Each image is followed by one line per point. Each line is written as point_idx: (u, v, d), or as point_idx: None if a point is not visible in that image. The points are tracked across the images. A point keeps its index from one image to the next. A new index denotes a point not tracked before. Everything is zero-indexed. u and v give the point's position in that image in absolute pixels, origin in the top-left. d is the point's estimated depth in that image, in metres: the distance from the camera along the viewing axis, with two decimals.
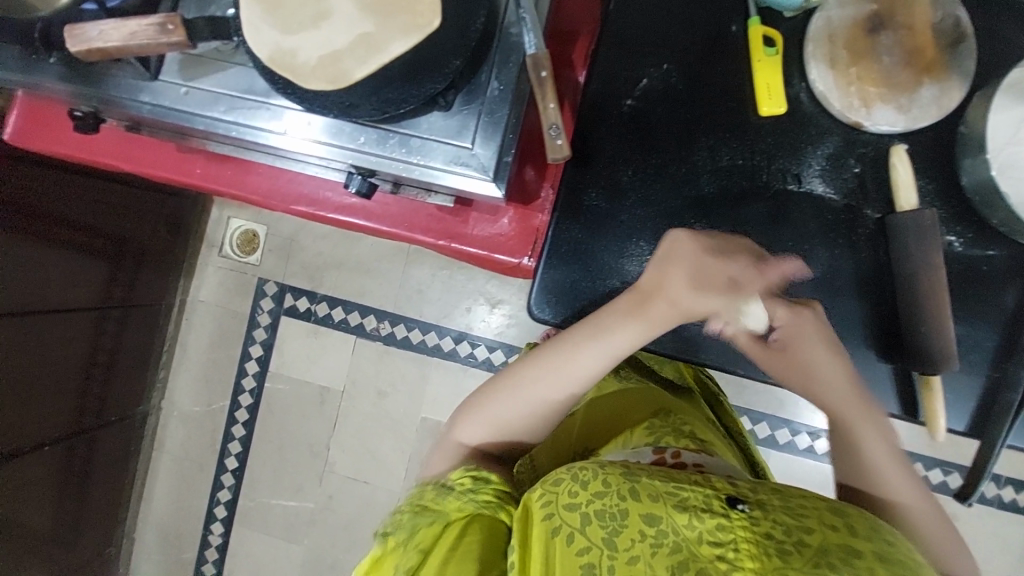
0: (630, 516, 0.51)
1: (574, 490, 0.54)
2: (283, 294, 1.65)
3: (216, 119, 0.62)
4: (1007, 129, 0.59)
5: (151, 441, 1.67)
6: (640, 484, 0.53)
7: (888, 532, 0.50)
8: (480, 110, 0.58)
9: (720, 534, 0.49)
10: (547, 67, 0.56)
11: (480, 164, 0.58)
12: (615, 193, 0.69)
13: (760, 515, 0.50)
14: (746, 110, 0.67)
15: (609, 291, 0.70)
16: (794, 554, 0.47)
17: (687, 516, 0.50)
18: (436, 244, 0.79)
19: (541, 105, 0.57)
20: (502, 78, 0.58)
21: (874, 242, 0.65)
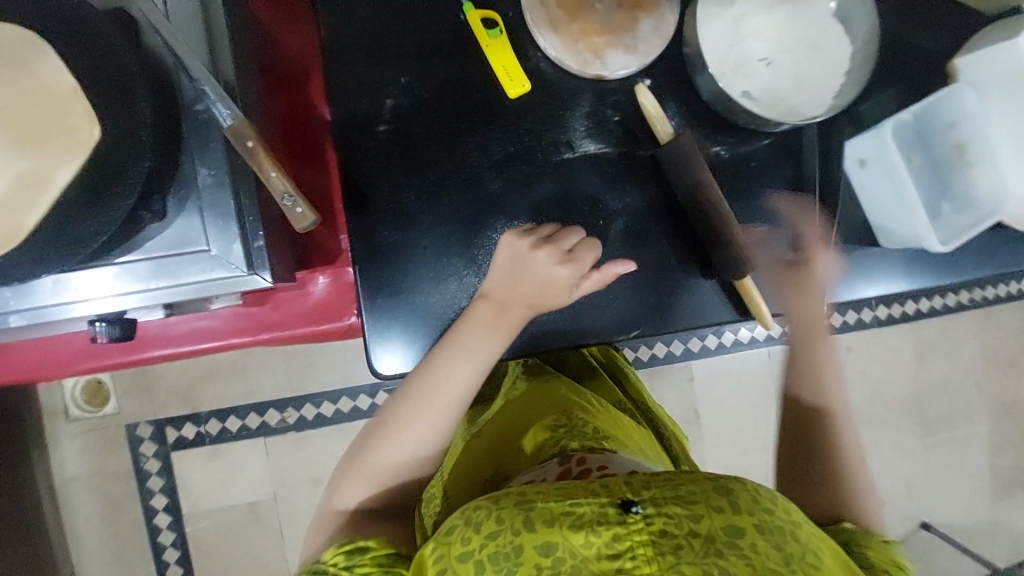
0: (524, 551, 0.47)
1: (468, 535, 0.50)
2: (163, 430, 1.46)
3: None
4: (717, 40, 0.65)
5: None
6: (532, 512, 0.49)
7: (767, 505, 0.48)
8: (201, 204, 0.51)
9: (615, 545, 0.44)
10: (252, 135, 0.49)
11: (229, 262, 0.52)
12: (406, 223, 0.65)
13: (654, 513, 0.46)
14: (496, 97, 0.65)
15: (440, 321, 0.66)
16: (686, 547, 0.44)
17: (581, 535, 0.45)
18: (257, 340, 0.70)
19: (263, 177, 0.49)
20: (208, 163, 0.51)
21: (654, 177, 0.67)
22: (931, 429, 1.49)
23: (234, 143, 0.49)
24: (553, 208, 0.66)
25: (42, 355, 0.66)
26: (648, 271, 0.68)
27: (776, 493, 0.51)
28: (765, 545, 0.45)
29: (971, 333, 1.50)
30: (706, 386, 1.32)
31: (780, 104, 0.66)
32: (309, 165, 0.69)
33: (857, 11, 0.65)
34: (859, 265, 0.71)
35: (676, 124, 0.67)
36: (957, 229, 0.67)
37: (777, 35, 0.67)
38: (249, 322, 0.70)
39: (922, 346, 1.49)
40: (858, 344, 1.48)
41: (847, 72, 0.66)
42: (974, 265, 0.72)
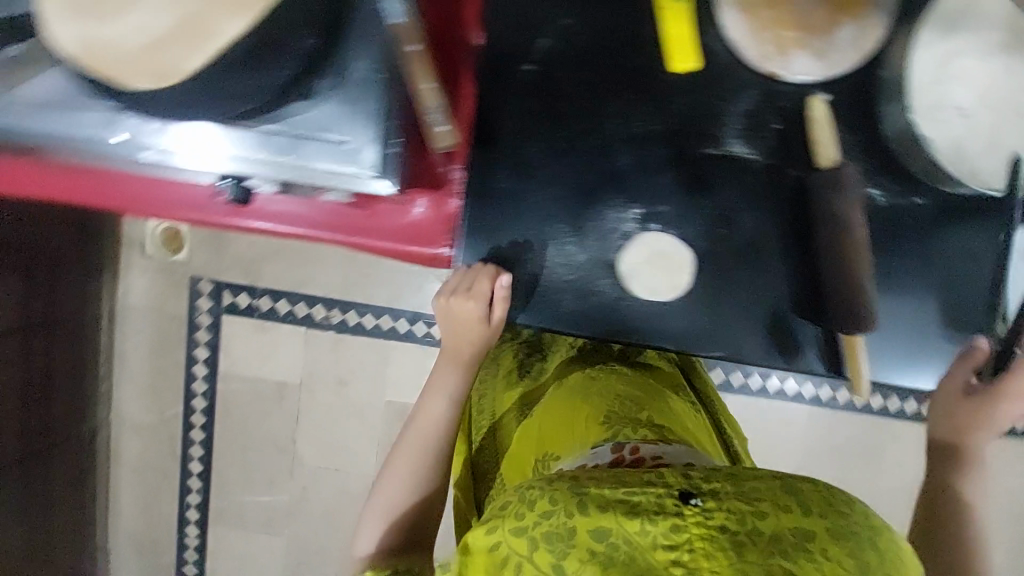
0: (578, 533, 0.48)
1: (521, 511, 0.51)
2: (220, 291, 1.55)
3: (37, 135, 0.53)
4: (929, 71, 0.58)
5: (106, 456, 1.62)
6: (588, 496, 0.50)
7: (841, 510, 0.50)
8: (350, 93, 0.51)
9: (672, 535, 0.46)
10: (414, 41, 0.51)
11: (359, 157, 0.51)
12: (524, 172, 0.63)
13: (713, 507, 0.48)
14: (656, 69, 0.61)
15: (530, 282, 0.64)
16: (749, 546, 0.46)
17: (639, 522, 0.47)
18: (348, 242, 0.71)
19: (417, 85, 0.53)
20: (369, 55, 0.51)
21: (797, 201, 0.61)
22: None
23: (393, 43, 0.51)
24: (676, 201, 0.62)
25: (154, 191, 0.69)
26: (753, 300, 0.63)
27: (848, 497, 0.52)
28: (835, 546, 0.46)
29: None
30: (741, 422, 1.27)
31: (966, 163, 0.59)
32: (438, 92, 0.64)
33: None
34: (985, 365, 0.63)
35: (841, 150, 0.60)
36: None
37: (987, 86, 0.59)
38: (344, 221, 0.71)
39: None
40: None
41: None
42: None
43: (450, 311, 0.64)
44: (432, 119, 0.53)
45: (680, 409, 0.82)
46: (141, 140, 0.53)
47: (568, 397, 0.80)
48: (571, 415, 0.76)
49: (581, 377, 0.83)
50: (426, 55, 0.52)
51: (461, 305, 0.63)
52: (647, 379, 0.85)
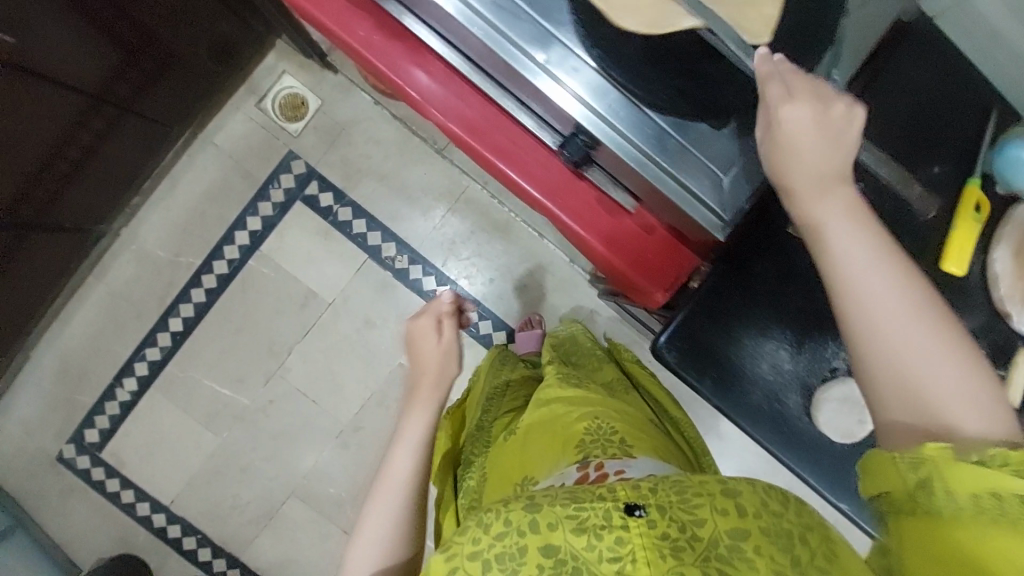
0: (531, 550, 0.54)
1: (478, 535, 0.56)
2: (309, 180, 1.49)
3: (476, 7, 0.56)
4: None
5: (94, 264, 1.47)
6: (539, 513, 0.56)
7: (772, 511, 0.57)
8: (749, 150, 0.57)
9: (618, 548, 0.53)
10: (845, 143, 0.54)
11: (720, 200, 0.58)
12: (784, 275, 0.71)
13: (656, 517, 0.55)
14: None
15: (736, 362, 0.70)
16: (687, 550, 0.54)
17: (586, 538, 0.54)
18: (582, 233, 0.73)
19: None
20: None
21: None
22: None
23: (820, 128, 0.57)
24: None
25: (456, 97, 0.72)
26: None
27: (781, 499, 0.59)
28: (767, 547, 0.54)
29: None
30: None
31: None
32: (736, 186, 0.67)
33: None
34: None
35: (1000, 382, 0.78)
36: None
37: None
38: (591, 214, 0.73)
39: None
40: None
41: None
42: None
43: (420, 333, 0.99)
44: None
45: (654, 434, 0.91)
46: (572, 85, 0.57)
47: (547, 416, 0.91)
48: (551, 437, 0.87)
49: (567, 400, 0.93)
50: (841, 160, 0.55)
51: (420, 326, 1.00)
52: (627, 410, 0.95)
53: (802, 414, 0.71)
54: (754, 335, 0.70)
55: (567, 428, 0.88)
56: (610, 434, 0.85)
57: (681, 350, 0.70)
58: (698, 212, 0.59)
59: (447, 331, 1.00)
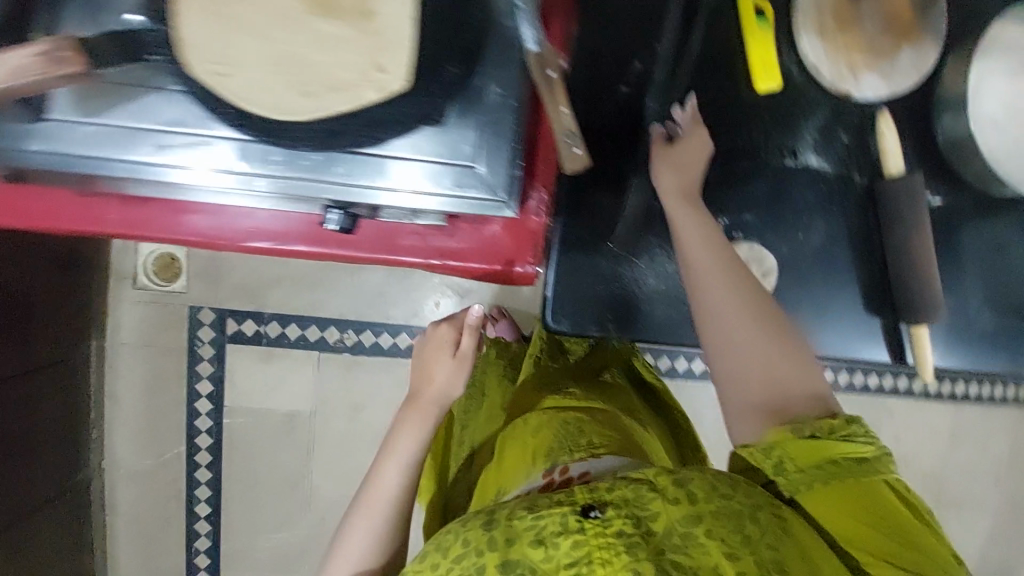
0: (490, 572, 0.44)
1: (436, 561, 0.47)
2: (223, 320, 1.46)
3: (144, 162, 0.49)
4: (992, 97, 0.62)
5: (102, 506, 1.50)
6: (496, 529, 0.46)
7: (724, 495, 0.48)
8: (480, 121, 0.49)
9: (574, 553, 0.42)
10: (555, 65, 0.48)
11: (486, 185, 0.51)
12: (618, 189, 0.65)
13: (613, 516, 0.45)
14: (738, 85, 0.64)
15: (617, 289, 0.66)
16: (640, 545, 0.43)
17: (542, 550, 0.43)
18: (426, 264, 0.68)
19: (551, 109, 0.49)
20: (502, 81, 0.49)
21: (863, 206, 0.67)
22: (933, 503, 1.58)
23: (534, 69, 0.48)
24: (758, 210, 0.66)
25: (229, 218, 0.67)
26: (825, 302, 0.68)
27: (732, 479, 0.50)
28: (726, 533, 0.45)
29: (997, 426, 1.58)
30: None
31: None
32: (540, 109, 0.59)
33: None
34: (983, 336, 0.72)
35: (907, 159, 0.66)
36: None
37: None
38: (425, 243, 0.67)
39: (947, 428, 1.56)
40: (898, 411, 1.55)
41: None
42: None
43: (427, 346, 0.77)
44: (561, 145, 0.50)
45: (635, 436, 0.79)
46: (280, 170, 0.49)
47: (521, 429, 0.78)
48: (521, 447, 0.75)
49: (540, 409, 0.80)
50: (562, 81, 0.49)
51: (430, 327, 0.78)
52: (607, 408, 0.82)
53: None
54: (624, 248, 0.65)
55: (538, 434, 0.75)
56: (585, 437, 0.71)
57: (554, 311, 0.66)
58: (476, 211, 0.52)
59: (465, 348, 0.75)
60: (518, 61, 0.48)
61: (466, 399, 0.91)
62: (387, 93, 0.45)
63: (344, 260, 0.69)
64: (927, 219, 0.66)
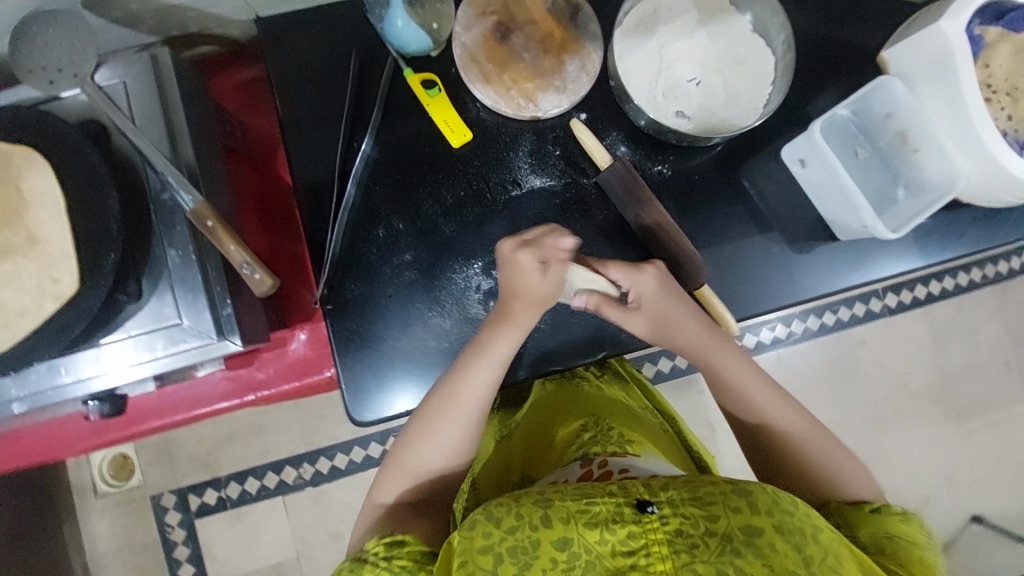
0: (546, 546, 0.49)
1: (488, 530, 0.51)
2: (186, 499, 1.48)
3: None
4: (645, 73, 0.70)
5: None
6: (552, 508, 0.51)
7: (785, 507, 0.51)
8: (172, 283, 0.56)
9: (632, 540, 0.48)
10: (211, 215, 0.54)
11: (198, 332, 0.56)
12: (368, 276, 0.68)
13: (669, 513, 0.49)
14: (441, 147, 0.70)
15: (406, 361, 0.69)
16: (700, 546, 0.47)
17: (598, 532, 0.48)
18: (244, 402, 0.73)
19: (223, 250, 0.55)
20: (175, 244, 0.56)
21: (602, 202, 0.70)
22: (960, 418, 1.37)
23: (196, 223, 0.55)
24: None
25: (52, 436, 0.71)
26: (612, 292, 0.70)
27: (793, 496, 0.53)
28: (784, 545, 0.48)
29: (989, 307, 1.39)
30: None
31: (713, 116, 0.71)
32: (283, 231, 0.75)
33: (772, 24, 0.70)
34: (773, 262, 0.73)
35: (615, 151, 0.71)
36: (912, 212, 0.69)
37: (701, 55, 0.71)
38: (235, 385, 0.73)
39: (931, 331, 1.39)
40: (868, 336, 1.38)
41: (773, 79, 0.71)
42: (934, 244, 0.74)
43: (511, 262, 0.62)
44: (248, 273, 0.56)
45: (651, 426, 0.77)
46: (33, 390, 0.56)
47: (555, 419, 0.78)
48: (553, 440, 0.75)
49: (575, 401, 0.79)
50: (225, 224, 0.55)
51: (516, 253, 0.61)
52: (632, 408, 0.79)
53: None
54: (390, 322, 0.69)
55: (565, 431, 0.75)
56: (611, 435, 0.71)
57: (376, 408, 0.69)
58: (198, 357, 0.57)
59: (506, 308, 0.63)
60: (184, 226, 0.56)
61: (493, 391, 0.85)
62: (63, 300, 0.49)
63: (177, 428, 0.73)
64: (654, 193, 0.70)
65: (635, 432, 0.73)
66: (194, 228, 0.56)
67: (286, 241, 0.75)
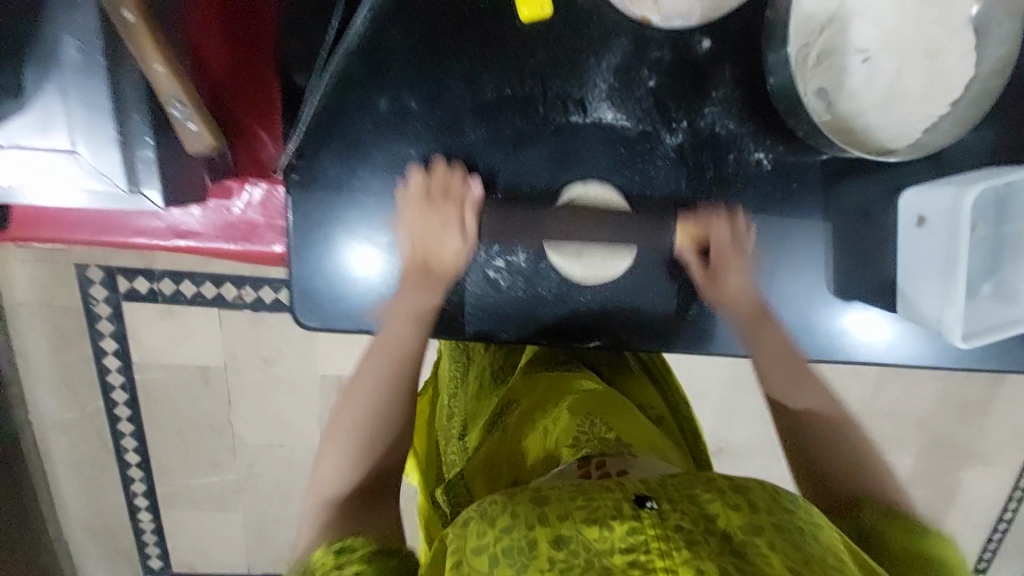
0: (541, 547, 0.41)
1: (481, 530, 0.43)
2: (115, 279, 1.20)
3: None
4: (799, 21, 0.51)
5: (46, 489, 1.31)
6: (548, 505, 0.43)
7: (786, 505, 0.44)
8: (62, 87, 0.39)
9: (630, 539, 0.40)
10: (132, 7, 0.38)
11: (94, 170, 0.41)
12: (351, 154, 0.52)
13: (668, 508, 0.42)
14: (504, 16, 0.50)
15: (365, 270, 0.55)
16: (702, 542, 0.39)
17: (596, 527, 0.40)
18: (169, 247, 0.59)
19: (143, 68, 0.40)
20: (76, 31, 0.38)
21: (675, 173, 0.54)
22: None
23: (109, 12, 0.38)
24: (542, 180, 0.53)
25: None
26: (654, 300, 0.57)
27: (797, 496, 0.45)
28: (784, 544, 0.41)
29: (988, 374, 1.17)
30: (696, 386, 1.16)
31: (858, 112, 0.53)
32: (252, 48, 0.55)
33: (999, 24, 0.50)
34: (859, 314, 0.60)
35: (722, 109, 0.53)
36: (988, 322, 0.56)
37: (890, 24, 0.52)
38: (161, 225, 0.59)
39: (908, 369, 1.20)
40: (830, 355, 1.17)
41: (958, 98, 0.52)
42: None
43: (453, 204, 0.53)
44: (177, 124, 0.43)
45: (655, 433, 0.66)
46: None
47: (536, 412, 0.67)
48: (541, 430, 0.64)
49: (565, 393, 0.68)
50: (153, 28, 0.39)
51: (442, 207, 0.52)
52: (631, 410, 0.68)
53: (498, 279, 0.55)
54: (371, 225, 0.54)
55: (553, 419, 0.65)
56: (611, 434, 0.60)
57: (324, 316, 0.55)
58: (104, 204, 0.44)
59: (450, 199, 0.52)
60: (89, 8, 0.38)
61: (454, 362, 0.80)
62: None
63: (83, 251, 0.59)
64: (730, 178, 0.55)
65: (645, 441, 0.62)
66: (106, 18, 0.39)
67: (254, 62, 0.55)
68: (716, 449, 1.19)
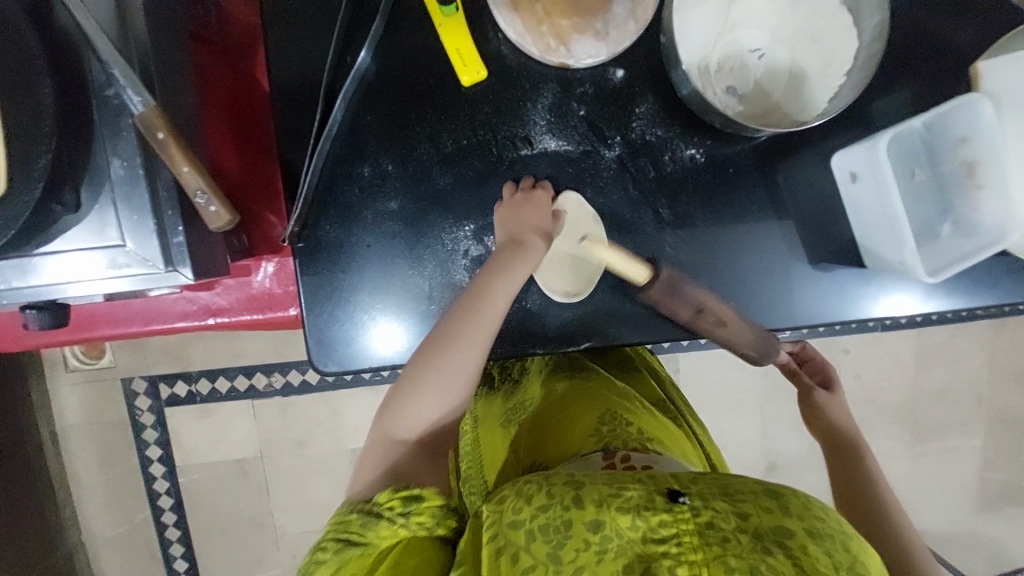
0: (575, 527, 0.42)
1: (518, 505, 0.46)
2: (156, 386, 1.28)
3: None
4: (695, 38, 0.60)
5: None
6: (583, 489, 0.44)
7: (820, 512, 0.42)
8: (114, 198, 0.50)
9: (661, 530, 0.40)
10: (161, 125, 0.49)
11: (139, 258, 0.51)
12: (345, 219, 0.61)
13: (701, 505, 0.41)
14: (450, 85, 0.61)
15: (372, 317, 0.62)
16: (735, 541, 0.38)
17: (628, 516, 0.41)
18: (203, 325, 0.69)
19: (175, 170, 0.50)
20: (122, 154, 0.50)
21: (621, 180, 0.62)
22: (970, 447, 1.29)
23: (145, 132, 0.49)
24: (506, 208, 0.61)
25: None
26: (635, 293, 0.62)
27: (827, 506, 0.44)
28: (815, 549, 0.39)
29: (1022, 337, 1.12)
30: (723, 395, 1.15)
31: (766, 100, 0.61)
32: (260, 150, 0.67)
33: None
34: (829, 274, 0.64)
35: (649, 120, 0.61)
36: (950, 257, 0.60)
37: (770, 24, 0.61)
38: (195, 306, 0.68)
39: (945, 349, 1.15)
40: (855, 346, 1.13)
41: (849, 69, 0.60)
42: (1003, 274, 0.64)
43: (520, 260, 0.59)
44: (200, 204, 0.52)
45: (665, 421, 0.72)
46: None
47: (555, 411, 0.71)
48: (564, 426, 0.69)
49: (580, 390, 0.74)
50: (178, 138, 0.50)
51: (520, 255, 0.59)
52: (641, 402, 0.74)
53: None
54: (368, 278, 0.62)
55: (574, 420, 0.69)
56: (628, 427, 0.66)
57: (341, 360, 0.63)
58: (143, 284, 0.52)
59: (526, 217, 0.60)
60: (131, 133, 0.50)
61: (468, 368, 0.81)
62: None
63: (129, 341, 0.69)
64: (670, 176, 0.62)
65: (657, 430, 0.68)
66: (143, 139, 0.50)
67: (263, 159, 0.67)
68: (768, 466, 1.16)
